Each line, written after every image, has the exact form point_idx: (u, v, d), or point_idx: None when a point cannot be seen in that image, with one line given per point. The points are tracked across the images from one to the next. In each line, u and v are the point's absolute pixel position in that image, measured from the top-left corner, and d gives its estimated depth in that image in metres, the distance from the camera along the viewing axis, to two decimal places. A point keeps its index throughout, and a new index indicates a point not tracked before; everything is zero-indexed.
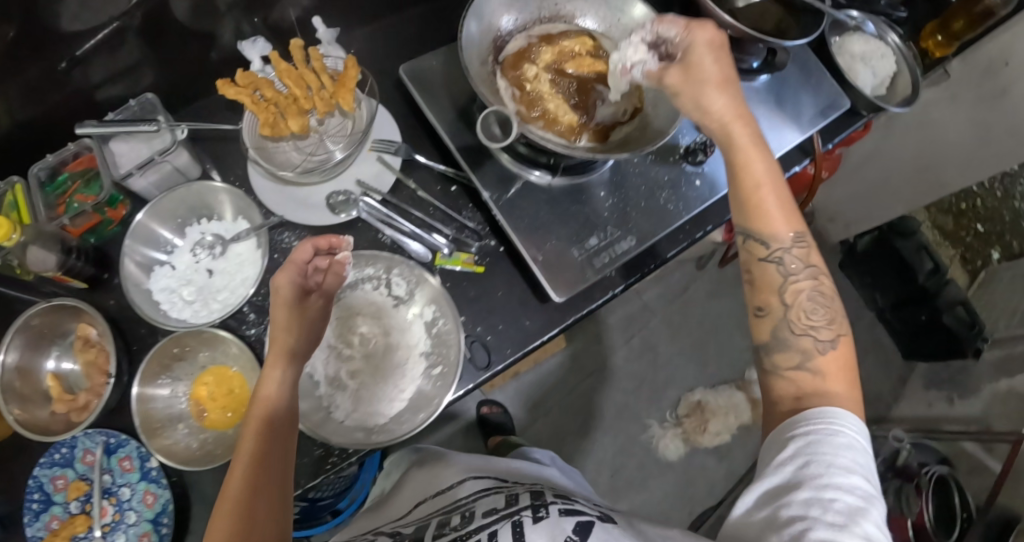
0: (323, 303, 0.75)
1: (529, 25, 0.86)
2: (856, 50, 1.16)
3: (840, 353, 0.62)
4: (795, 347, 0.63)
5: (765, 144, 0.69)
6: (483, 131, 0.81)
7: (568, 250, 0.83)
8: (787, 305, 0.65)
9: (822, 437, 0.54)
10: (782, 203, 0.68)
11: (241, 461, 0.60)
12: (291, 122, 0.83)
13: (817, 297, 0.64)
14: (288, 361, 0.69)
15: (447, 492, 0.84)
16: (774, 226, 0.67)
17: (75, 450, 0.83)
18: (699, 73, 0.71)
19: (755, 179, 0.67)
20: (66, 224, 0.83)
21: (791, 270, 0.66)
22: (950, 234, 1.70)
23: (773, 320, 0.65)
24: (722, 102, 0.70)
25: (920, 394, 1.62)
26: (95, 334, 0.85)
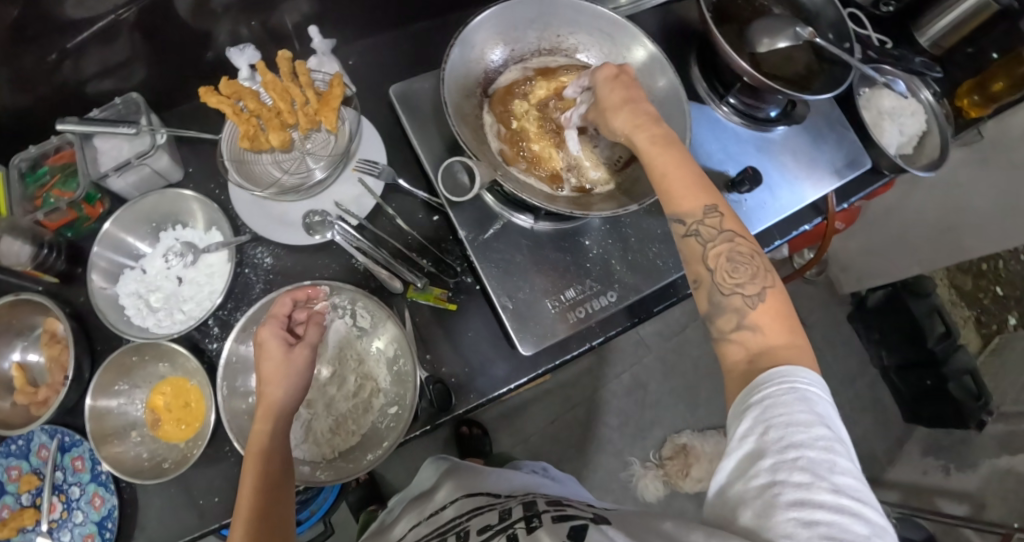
0: (309, 352, 0.73)
1: (526, 57, 0.82)
2: (885, 105, 1.11)
3: (769, 305, 0.60)
4: (728, 308, 0.61)
5: (671, 140, 0.66)
6: (445, 181, 0.80)
7: (543, 300, 0.80)
8: (712, 271, 0.62)
9: (778, 398, 0.53)
10: (694, 180, 0.64)
11: (240, 521, 0.61)
12: (271, 137, 0.81)
13: (737, 255, 0.61)
14: (278, 413, 0.69)
15: (440, 515, 0.85)
16: (685, 204, 0.64)
17: (31, 443, 0.83)
18: (603, 101, 0.71)
19: (659, 170, 0.65)
20: (42, 219, 0.83)
21: (707, 238, 0.63)
22: (967, 294, 1.60)
23: (704, 291, 0.63)
24: (622, 118, 0.68)
25: (916, 460, 1.55)
26: (61, 330, 0.85)
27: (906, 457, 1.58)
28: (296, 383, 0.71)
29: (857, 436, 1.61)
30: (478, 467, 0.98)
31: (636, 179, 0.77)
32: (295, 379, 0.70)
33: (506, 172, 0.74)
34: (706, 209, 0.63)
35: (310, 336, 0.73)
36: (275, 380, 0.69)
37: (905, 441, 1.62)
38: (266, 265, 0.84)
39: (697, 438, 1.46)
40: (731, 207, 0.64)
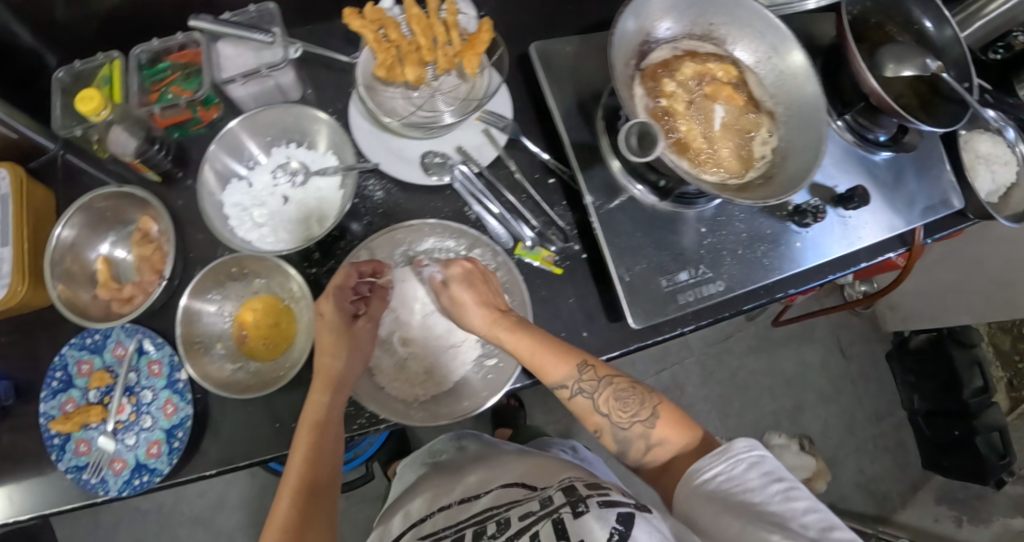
0: (371, 326, 0.76)
1: (678, 38, 0.83)
2: (981, 150, 1.10)
3: (666, 418, 0.71)
4: (634, 439, 0.71)
5: (524, 322, 0.74)
6: (622, 142, 0.74)
7: (656, 278, 0.80)
8: (607, 415, 0.72)
9: (735, 469, 0.64)
10: (556, 346, 0.73)
11: (286, 493, 0.65)
12: (408, 70, 0.78)
13: (622, 394, 0.71)
14: (338, 385, 0.71)
15: (471, 502, 0.76)
16: (555, 371, 0.72)
17: (107, 340, 0.80)
18: (450, 297, 0.76)
19: (515, 346, 0.73)
20: (156, 113, 0.79)
21: (591, 390, 0.72)
22: (1004, 355, 1.60)
23: (608, 433, 0.73)
24: (480, 317, 0.74)
25: (928, 507, 1.55)
26: (156, 231, 0.83)
27: (919, 502, 1.58)
28: (355, 361, 0.73)
29: (874, 472, 1.63)
30: (495, 448, 0.96)
31: (769, 177, 0.79)
32: (354, 351, 0.73)
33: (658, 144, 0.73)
34: (579, 367, 0.72)
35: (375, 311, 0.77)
36: (333, 352, 0.71)
37: (919, 486, 1.63)
38: (376, 199, 0.82)
39: None
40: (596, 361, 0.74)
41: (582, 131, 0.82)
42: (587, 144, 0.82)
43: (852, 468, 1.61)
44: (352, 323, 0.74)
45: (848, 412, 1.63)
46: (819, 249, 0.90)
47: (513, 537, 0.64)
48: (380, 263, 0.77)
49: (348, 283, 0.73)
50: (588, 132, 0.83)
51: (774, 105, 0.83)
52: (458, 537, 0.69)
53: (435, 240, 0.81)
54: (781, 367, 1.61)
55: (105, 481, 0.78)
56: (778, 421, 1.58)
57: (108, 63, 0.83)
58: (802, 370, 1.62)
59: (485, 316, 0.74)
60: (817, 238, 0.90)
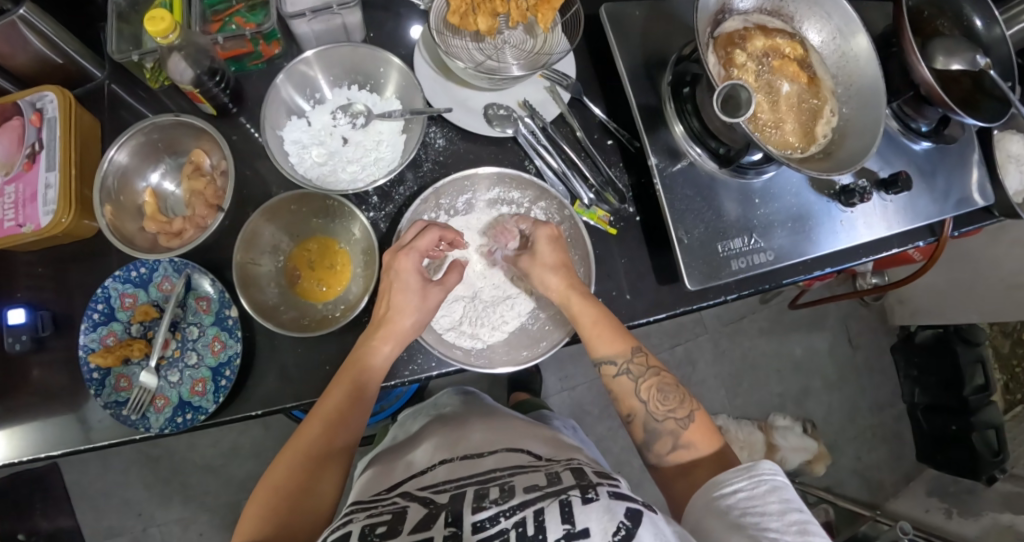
0: (442, 295, 0.74)
1: (750, 11, 0.83)
2: (1013, 149, 1.12)
3: (699, 425, 0.70)
4: (664, 433, 0.70)
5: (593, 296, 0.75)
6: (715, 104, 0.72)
7: (714, 243, 0.81)
8: (645, 402, 0.72)
9: (754, 490, 0.61)
10: (615, 326, 0.74)
11: (315, 423, 0.67)
12: (481, 20, 0.77)
13: (665, 387, 0.72)
14: (401, 340, 0.71)
15: (476, 460, 0.75)
16: (604, 347, 0.73)
17: (154, 273, 0.78)
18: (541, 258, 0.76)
19: (575, 312, 0.73)
20: (218, 43, 0.78)
21: (637, 375, 0.73)
22: (1003, 357, 1.66)
23: (641, 421, 0.72)
24: (555, 281, 0.74)
25: (919, 497, 1.60)
26: (208, 165, 0.81)
27: (910, 493, 1.63)
28: (421, 322, 0.72)
29: (870, 460, 1.67)
30: (497, 411, 0.96)
31: (828, 154, 0.81)
32: (425, 313, 0.72)
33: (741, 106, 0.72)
34: (632, 350, 0.73)
35: (450, 279, 0.75)
36: (404, 309, 0.71)
37: (910, 478, 1.68)
38: (437, 146, 0.81)
39: (731, 425, 1.52)
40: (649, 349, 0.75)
41: (648, 94, 0.82)
42: (653, 107, 0.82)
43: (850, 455, 1.66)
44: (427, 286, 0.73)
45: (851, 400, 1.67)
46: (858, 227, 0.91)
47: (516, 503, 0.62)
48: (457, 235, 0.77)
49: (427, 245, 0.72)
50: (654, 95, 0.82)
51: (834, 85, 0.84)
52: (460, 493, 0.67)
53: (500, 190, 0.81)
54: (790, 352, 1.64)
55: (146, 418, 0.76)
56: (783, 404, 1.62)
57: None
58: (810, 356, 1.66)
59: (562, 284, 0.74)
60: (854, 221, 0.91)
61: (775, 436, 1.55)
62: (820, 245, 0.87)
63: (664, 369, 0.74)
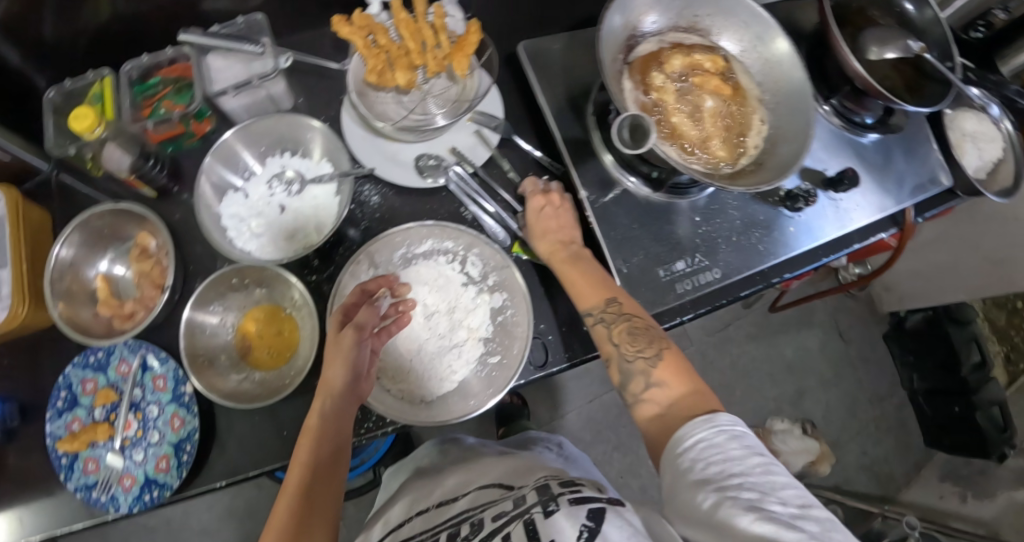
0: (359, 332, 0.70)
1: (664, 31, 0.82)
2: (967, 127, 1.13)
3: (668, 361, 0.67)
4: (636, 372, 0.67)
5: (582, 257, 0.77)
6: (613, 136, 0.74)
7: (654, 269, 0.81)
8: (618, 345, 0.70)
9: (714, 438, 0.58)
10: (597, 280, 0.75)
11: (285, 500, 0.64)
12: (398, 74, 0.80)
13: (635, 329, 0.70)
14: (340, 394, 0.68)
15: (448, 503, 0.76)
16: (589, 297, 0.73)
17: (111, 357, 0.80)
18: (542, 226, 0.79)
19: (559, 271, 0.77)
20: (149, 129, 0.81)
21: (610, 320, 0.71)
22: (1000, 329, 1.62)
23: (614, 365, 0.70)
24: (541, 243, 0.78)
25: (933, 484, 1.57)
26: (154, 246, 0.82)
27: (923, 481, 1.60)
28: (352, 368, 0.69)
29: (877, 453, 1.64)
30: (475, 449, 0.95)
31: (760, 164, 0.79)
32: (348, 358, 0.69)
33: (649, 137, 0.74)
34: (607, 302, 0.73)
35: (360, 318, 0.71)
36: (331, 364, 0.69)
37: (922, 465, 1.65)
38: (372, 204, 0.83)
39: None
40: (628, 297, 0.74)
41: (574, 127, 0.82)
42: (580, 139, 0.82)
43: (856, 451, 1.63)
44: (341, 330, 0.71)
45: (850, 394, 1.65)
46: (811, 233, 0.90)
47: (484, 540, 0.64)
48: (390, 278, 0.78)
49: (353, 299, 0.74)
50: (580, 127, 0.82)
51: (761, 93, 0.82)
52: None
53: (433, 242, 0.82)
54: (781, 353, 1.63)
55: (114, 499, 0.77)
56: (780, 407, 1.60)
57: (98, 80, 0.83)
58: (802, 355, 1.64)
59: (550, 245, 0.78)
60: (809, 221, 0.90)
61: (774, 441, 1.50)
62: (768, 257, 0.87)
63: (647, 318, 0.72)
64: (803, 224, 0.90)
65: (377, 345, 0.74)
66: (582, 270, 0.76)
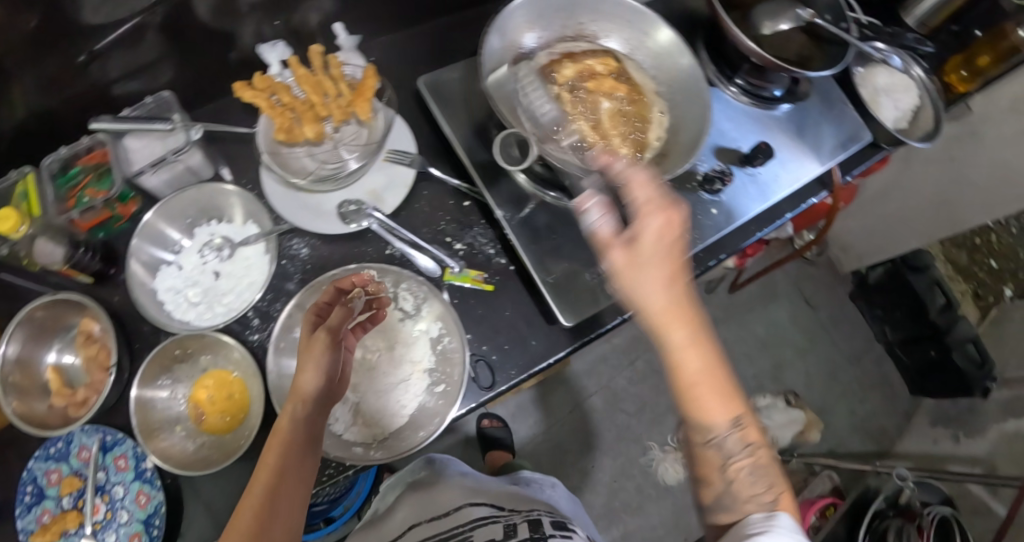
0: (332, 333, 0.69)
1: (552, 43, 0.85)
2: (879, 82, 1.16)
3: (789, 509, 0.56)
4: (741, 508, 0.56)
5: (704, 337, 0.54)
6: (502, 154, 0.82)
7: (580, 274, 0.82)
8: (728, 480, 0.56)
9: (775, 536, 0.52)
10: (722, 391, 0.55)
11: (245, 513, 0.57)
12: (306, 128, 0.83)
13: (759, 470, 0.56)
14: (310, 401, 0.66)
15: (439, 521, 0.84)
16: (712, 414, 0.55)
17: (71, 445, 0.81)
18: (643, 262, 0.53)
19: (687, 380, 0.54)
20: (76, 218, 0.83)
21: (733, 451, 0.56)
22: (963, 268, 1.66)
23: (713, 494, 0.57)
24: (660, 298, 0.53)
25: (925, 430, 1.59)
26: (98, 330, 0.84)
27: (916, 429, 1.62)
28: (326, 371, 0.67)
29: (866, 411, 1.65)
30: (468, 475, 1.01)
31: (665, 153, 0.81)
32: (322, 362, 0.67)
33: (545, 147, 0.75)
34: (737, 422, 0.56)
35: (334, 320, 0.70)
36: (306, 367, 0.67)
37: (911, 414, 1.67)
38: (303, 255, 0.86)
39: None
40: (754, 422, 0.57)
41: (482, 151, 0.85)
42: (489, 162, 0.85)
43: (844, 413, 1.64)
44: (312, 332, 0.70)
45: (828, 360, 1.67)
46: (739, 206, 0.98)
47: None
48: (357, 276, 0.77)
49: (326, 300, 0.73)
50: (488, 150, 0.85)
51: (657, 85, 0.85)
52: None
53: None
54: (752, 331, 1.65)
55: None
56: (761, 384, 1.62)
57: (19, 179, 0.82)
58: (774, 329, 1.66)
59: (670, 307, 0.53)
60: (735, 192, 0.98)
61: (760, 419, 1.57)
62: None
63: (763, 450, 0.57)
64: (731, 196, 0.97)
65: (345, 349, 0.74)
66: (715, 372, 0.55)
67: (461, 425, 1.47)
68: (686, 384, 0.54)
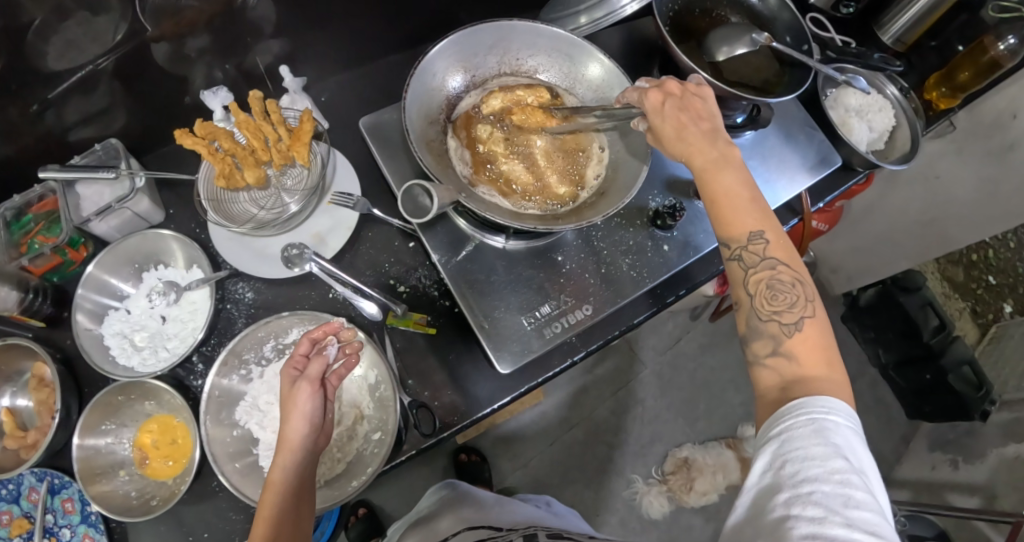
0: (314, 383, 0.71)
1: (488, 81, 0.84)
2: (852, 103, 1.11)
3: (807, 337, 0.61)
4: (765, 334, 0.62)
5: (733, 157, 0.67)
6: (404, 206, 0.76)
7: (518, 319, 0.82)
8: (752, 296, 0.64)
9: (796, 431, 0.54)
10: (751, 205, 0.65)
11: None
12: (247, 174, 0.84)
13: (778, 282, 0.63)
14: (299, 449, 0.68)
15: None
16: (737, 227, 0.64)
17: (21, 487, 0.83)
18: (662, 110, 0.70)
19: (714, 185, 0.66)
20: (26, 264, 0.84)
21: (749, 265, 0.64)
22: (960, 285, 1.62)
23: (744, 315, 0.65)
24: (692, 127, 0.69)
25: (923, 456, 1.52)
26: (50, 374, 0.86)
27: (913, 454, 1.55)
28: (310, 416, 0.69)
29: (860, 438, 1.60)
30: (472, 497, 1.05)
31: (603, 192, 0.79)
32: (309, 410, 0.69)
33: (472, 192, 0.76)
34: (753, 235, 0.64)
35: (313, 370, 0.72)
36: (292, 417, 0.69)
37: (909, 438, 1.60)
38: (247, 299, 0.87)
39: (698, 451, 1.51)
40: (783, 236, 0.64)
41: None
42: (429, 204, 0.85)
43: None
44: (297, 380, 0.71)
45: None
46: (695, 237, 0.90)
47: None
48: (330, 323, 0.77)
49: (302, 352, 0.74)
50: None
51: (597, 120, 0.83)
52: None
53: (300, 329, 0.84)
54: (738, 356, 1.62)
55: None
56: (749, 412, 1.58)
57: None
58: None
59: (695, 130, 0.69)
60: (687, 225, 0.90)
61: (747, 448, 1.52)
62: (642, 282, 0.87)
63: (780, 264, 0.63)
64: (685, 229, 0.90)
65: (329, 393, 0.74)
66: (733, 198, 0.65)
67: (438, 457, 1.46)
68: (710, 202, 0.67)
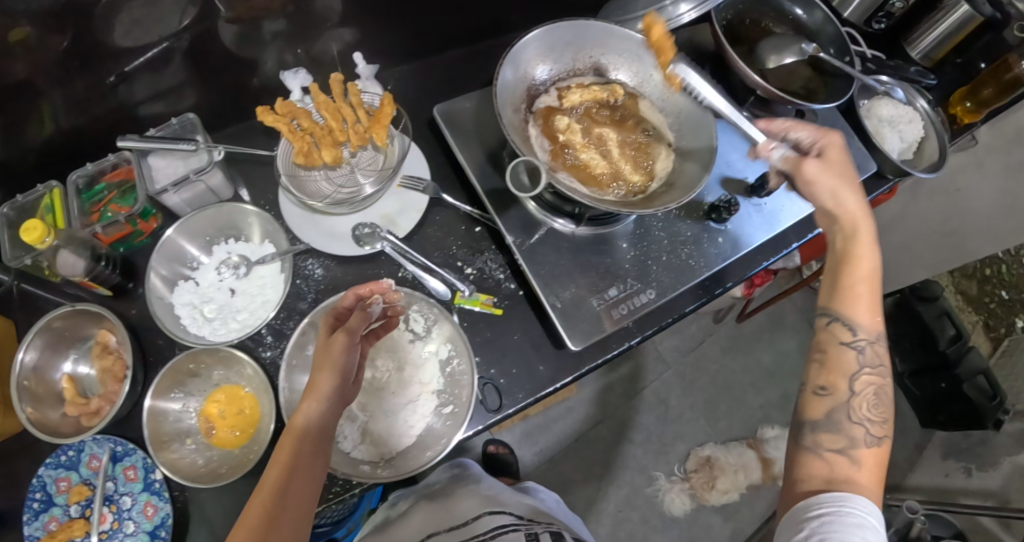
0: (349, 337, 0.71)
1: (563, 77, 0.87)
2: (884, 113, 1.17)
3: (878, 454, 0.66)
4: (842, 432, 0.66)
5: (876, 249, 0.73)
6: (511, 179, 0.82)
7: (587, 299, 0.85)
8: (852, 394, 0.68)
9: (836, 517, 0.58)
10: (874, 300, 0.71)
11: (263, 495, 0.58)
12: (324, 153, 0.86)
13: (882, 394, 0.68)
14: (329, 398, 0.67)
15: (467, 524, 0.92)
16: (861, 312, 0.70)
17: (81, 454, 0.82)
18: (836, 164, 0.77)
19: (862, 258, 0.72)
20: (99, 232, 0.85)
21: (868, 361, 0.69)
22: (973, 299, 1.68)
23: (834, 402, 0.67)
24: (852, 199, 0.75)
25: (936, 464, 1.57)
26: (114, 342, 0.86)
27: (926, 462, 1.60)
28: (342, 369, 0.69)
29: None
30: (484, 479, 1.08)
31: (671, 185, 0.81)
32: (342, 363, 0.69)
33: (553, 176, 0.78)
34: (877, 331, 0.70)
35: (353, 323, 0.73)
36: (324, 366, 0.68)
37: (923, 446, 1.64)
38: (316, 276, 0.88)
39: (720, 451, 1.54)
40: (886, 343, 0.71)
41: (494, 179, 0.88)
42: (500, 189, 0.87)
43: None
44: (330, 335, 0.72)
45: None
46: (746, 232, 0.94)
47: None
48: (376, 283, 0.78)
49: (346, 305, 0.75)
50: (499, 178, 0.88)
51: (665, 118, 0.87)
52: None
53: None
54: (758, 360, 1.65)
55: None
56: (767, 414, 1.61)
57: (48, 193, 0.86)
58: (781, 359, 1.66)
59: (860, 208, 0.75)
60: (742, 220, 0.94)
61: (767, 449, 1.55)
62: (707, 264, 0.90)
63: (889, 380, 0.69)
64: (739, 224, 0.94)
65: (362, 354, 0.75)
66: (879, 288, 0.71)
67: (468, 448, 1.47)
68: (851, 277, 0.71)
